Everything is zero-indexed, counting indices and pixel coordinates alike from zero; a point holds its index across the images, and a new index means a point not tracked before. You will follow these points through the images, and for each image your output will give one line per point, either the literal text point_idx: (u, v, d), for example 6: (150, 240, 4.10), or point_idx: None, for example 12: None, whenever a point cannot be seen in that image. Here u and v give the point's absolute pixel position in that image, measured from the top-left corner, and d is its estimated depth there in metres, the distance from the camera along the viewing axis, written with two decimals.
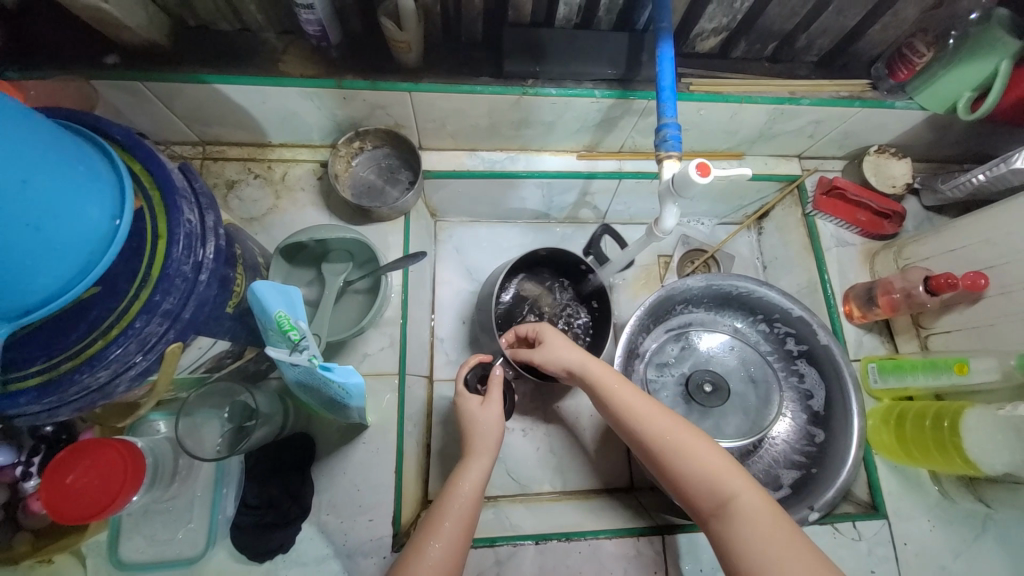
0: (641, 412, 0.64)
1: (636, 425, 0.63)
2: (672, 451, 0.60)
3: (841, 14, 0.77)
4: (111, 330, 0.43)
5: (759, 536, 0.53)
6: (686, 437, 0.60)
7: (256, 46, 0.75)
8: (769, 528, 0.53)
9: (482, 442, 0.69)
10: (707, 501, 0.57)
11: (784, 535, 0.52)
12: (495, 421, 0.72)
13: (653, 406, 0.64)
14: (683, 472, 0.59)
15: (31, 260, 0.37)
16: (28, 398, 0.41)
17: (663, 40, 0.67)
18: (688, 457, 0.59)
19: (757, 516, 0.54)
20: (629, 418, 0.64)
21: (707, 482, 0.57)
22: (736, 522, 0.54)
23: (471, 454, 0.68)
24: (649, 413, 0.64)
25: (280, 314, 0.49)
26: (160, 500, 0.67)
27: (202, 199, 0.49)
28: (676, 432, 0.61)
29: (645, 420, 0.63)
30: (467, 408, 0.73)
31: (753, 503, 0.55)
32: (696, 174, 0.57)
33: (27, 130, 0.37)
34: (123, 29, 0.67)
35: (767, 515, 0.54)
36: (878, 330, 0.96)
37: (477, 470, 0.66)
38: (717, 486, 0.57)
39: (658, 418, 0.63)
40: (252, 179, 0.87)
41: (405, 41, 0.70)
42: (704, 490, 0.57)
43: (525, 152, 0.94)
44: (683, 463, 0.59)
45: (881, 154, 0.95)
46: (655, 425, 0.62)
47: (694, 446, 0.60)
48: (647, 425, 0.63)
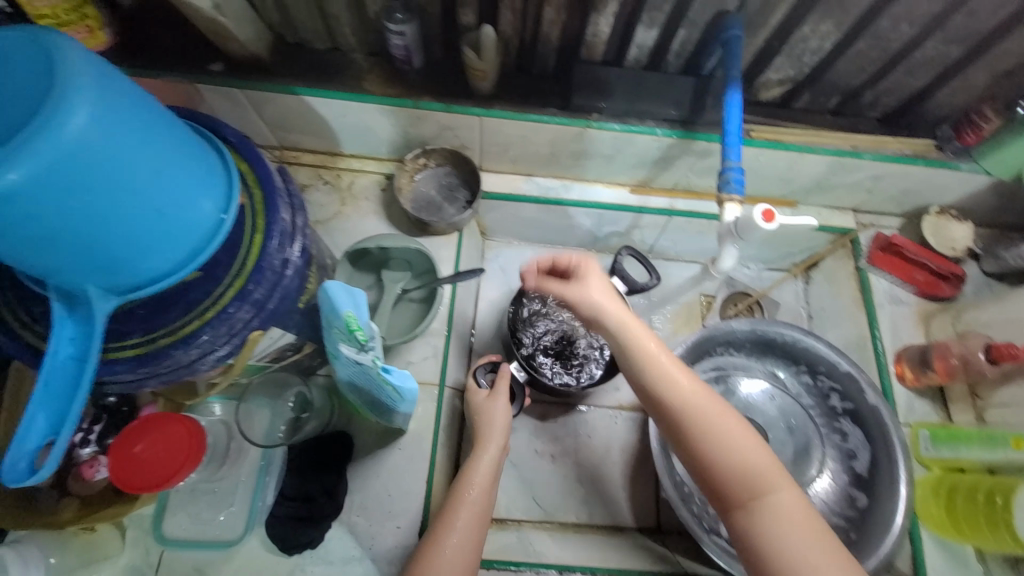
0: (689, 395, 0.62)
1: (682, 407, 0.61)
2: (719, 440, 0.59)
3: (910, 74, 0.78)
4: (205, 313, 0.47)
5: (788, 531, 0.56)
6: (733, 428, 0.60)
7: (344, 65, 0.81)
8: (799, 524, 0.56)
9: (488, 433, 0.71)
10: (741, 492, 0.59)
11: (812, 532, 0.56)
12: (504, 411, 0.74)
13: (700, 390, 0.62)
14: (724, 462, 0.59)
15: (150, 241, 0.42)
16: (126, 366, 0.46)
17: (731, 88, 0.69)
18: (732, 448, 0.59)
19: (789, 512, 0.57)
20: (675, 399, 0.62)
21: (746, 474, 0.58)
22: (769, 516, 0.57)
23: (481, 444, 0.71)
24: (697, 397, 0.62)
25: (349, 315, 0.51)
26: (208, 479, 0.70)
27: (295, 200, 0.53)
28: (724, 421, 0.61)
29: (692, 403, 0.61)
30: (474, 402, 0.77)
31: (787, 502, 0.58)
32: (761, 219, 0.60)
33: (167, 128, 0.42)
34: (232, 41, 0.73)
35: (798, 513, 0.57)
36: (930, 395, 0.92)
37: (487, 460, 0.69)
38: (756, 480, 0.58)
39: (707, 404, 0.62)
40: (321, 185, 0.92)
41: (482, 70, 0.74)
42: (741, 481, 0.58)
43: (579, 182, 0.96)
44: (725, 452, 0.59)
45: (942, 216, 0.94)
46: (703, 411, 0.61)
47: (738, 438, 0.60)
48: (693, 409, 0.61)
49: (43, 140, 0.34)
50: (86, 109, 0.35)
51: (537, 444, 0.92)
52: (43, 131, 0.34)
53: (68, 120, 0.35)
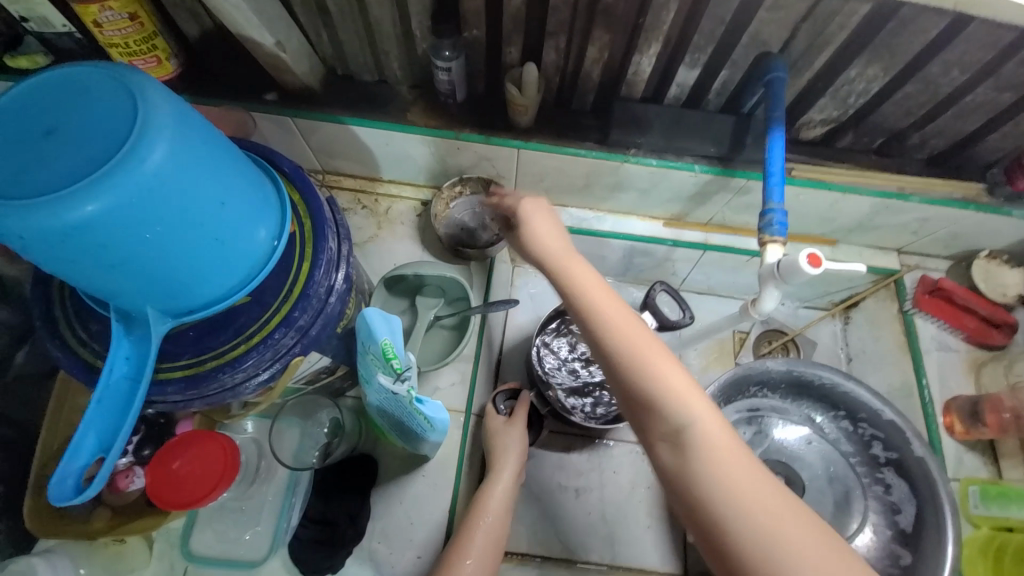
0: (612, 323, 0.54)
1: (603, 336, 0.54)
2: (639, 369, 0.51)
3: (961, 118, 0.76)
4: (252, 337, 0.49)
5: (715, 468, 0.48)
6: (658, 357, 0.52)
7: (389, 96, 0.84)
8: (730, 464, 0.48)
9: (503, 460, 0.71)
10: (663, 426, 0.51)
11: (742, 470, 0.48)
12: (519, 439, 0.73)
13: (627, 317, 0.54)
14: (644, 394, 0.51)
15: (208, 268, 0.44)
16: (175, 387, 0.48)
17: (774, 129, 0.69)
18: (655, 379, 0.51)
19: (719, 450, 0.48)
20: (597, 326, 0.54)
21: (669, 408, 0.50)
22: (693, 453, 0.49)
23: (495, 471, 0.70)
24: (621, 323, 0.54)
25: (387, 342, 0.52)
26: (237, 497, 0.71)
27: (342, 230, 0.55)
28: (647, 350, 0.52)
29: (615, 331, 0.53)
30: (490, 428, 0.75)
31: (716, 439, 0.49)
32: (807, 264, 0.58)
33: (230, 161, 0.44)
34: (286, 73, 0.77)
35: (728, 451, 0.48)
36: (982, 450, 0.86)
37: (501, 487, 0.68)
38: (676, 411, 0.50)
39: (630, 333, 0.53)
40: (360, 210, 0.95)
41: (524, 105, 0.76)
42: (665, 415, 0.50)
43: (613, 213, 0.97)
44: (645, 382, 0.51)
45: (992, 260, 0.91)
46: (625, 339, 0.53)
47: (664, 367, 0.51)
48: (615, 338, 0.53)
49: (122, 174, 0.36)
50: (162, 145, 0.38)
51: (561, 477, 0.91)
52: (123, 165, 0.36)
53: (147, 156, 0.37)
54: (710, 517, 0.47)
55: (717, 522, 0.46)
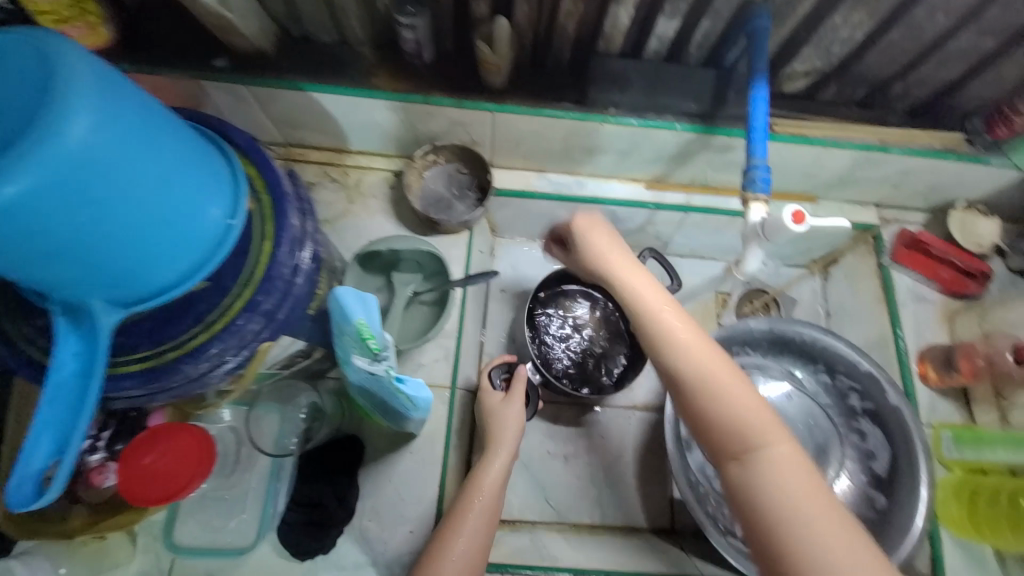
0: (684, 342, 0.57)
1: (676, 353, 0.57)
2: (711, 387, 0.55)
3: (944, 65, 0.74)
4: (213, 324, 0.46)
5: (786, 487, 0.50)
6: (726, 377, 0.55)
7: (351, 59, 0.78)
8: (800, 484, 0.50)
9: (501, 437, 0.70)
10: (734, 445, 0.53)
11: (812, 490, 0.50)
12: (517, 415, 0.72)
13: (698, 337, 0.58)
14: (716, 412, 0.54)
15: (156, 252, 0.41)
16: (133, 382, 0.44)
17: (758, 81, 0.66)
18: (726, 397, 0.54)
19: (789, 470, 0.51)
20: (669, 345, 0.57)
21: (742, 427, 0.53)
22: (764, 471, 0.51)
23: (492, 448, 0.70)
24: (692, 343, 0.57)
25: (362, 323, 0.49)
26: (218, 487, 0.69)
27: (304, 204, 0.52)
28: (718, 370, 0.55)
29: (688, 350, 0.57)
30: (488, 405, 0.75)
31: (786, 458, 0.52)
32: (790, 221, 0.58)
33: (170, 133, 0.40)
34: (236, 35, 0.71)
35: (798, 471, 0.51)
36: (953, 396, 0.90)
37: (498, 466, 0.68)
38: (748, 431, 0.53)
39: (702, 352, 0.56)
40: (328, 183, 0.90)
41: (496, 64, 0.71)
42: (738, 434, 0.53)
43: (593, 178, 0.94)
44: (717, 401, 0.54)
45: (970, 210, 0.90)
46: (700, 359, 0.56)
47: (736, 386, 0.55)
48: (687, 358, 0.56)
49: (44, 149, 0.32)
50: (88, 115, 0.34)
51: (550, 445, 0.91)
52: (43, 140, 0.32)
53: (68, 128, 0.33)
54: (778, 535, 0.49)
55: (788, 540, 0.48)
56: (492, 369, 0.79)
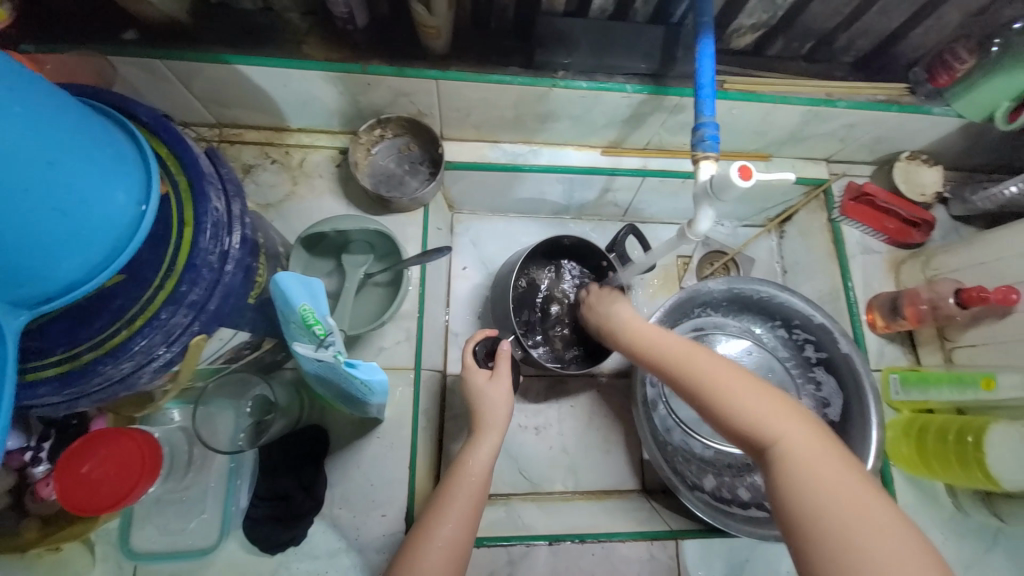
0: (682, 360, 0.60)
1: (676, 372, 0.60)
2: (712, 397, 0.56)
3: (885, 14, 0.74)
4: (135, 321, 0.43)
5: (810, 481, 0.49)
6: (727, 383, 0.56)
7: (279, 27, 0.72)
8: (820, 476, 0.49)
9: (492, 418, 0.68)
10: (753, 448, 0.54)
11: (837, 481, 0.48)
12: (505, 397, 0.70)
13: (695, 352, 0.60)
14: (726, 422, 0.55)
15: (55, 246, 0.37)
16: (48, 388, 0.42)
17: (704, 35, 0.65)
18: (731, 405, 0.55)
19: (806, 462, 0.50)
20: (670, 367, 0.61)
21: (752, 431, 0.54)
22: (780, 468, 0.51)
23: (480, 431, 0.67)
24: (691, 360, 0.60)
25: (306, 309, 0.47)
26: (174, 490, 0.67)
27: (228, 186, 0.49)
28: (719, 379, 0.57)
29: (686, 367, 0.59)
30: (474, 384, 0.71)
31: (805, 453, 0.51)
32: (737, 177, 0.56)
33: (54, 108, 0.36)
34: (144, 4, 0.64)
35: (820, 465, 0.50)
36: (900, 340, 0.94)
37: (488, 445, 0.66)
38: (758, 433, 0.53)
39: (698, 368, 0.59)
40: (269, 164, 0.85)
41: (434, 27, 0.67)
42: (753, 438, 0.54)
43: (549, 146, 0.91)
44: (724, 411, 0.55)
45: (912, 160, 0.93)
46: (699, 375, 0.59)
47: (737, 390, 0.56)
48: (687, 375, 0.59)
49: None
50: None
51: (521, 418, 0.92)
52: None
53: None
54: (804, 532, 0.47)
55: (813, 538, 0.46)
56: (475, 346, 0.75)
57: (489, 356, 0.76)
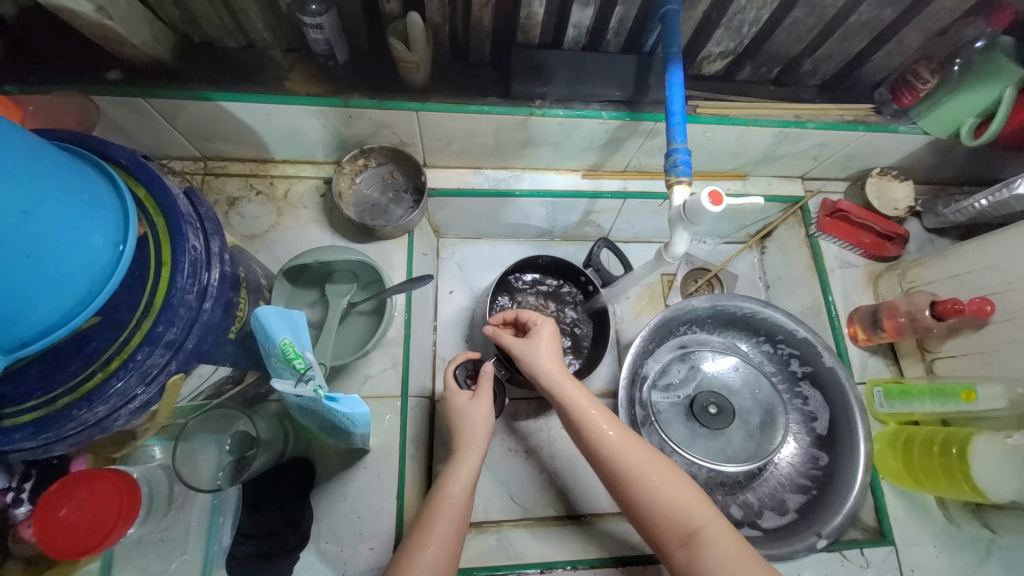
0: (613, 446, 0.62)
1: (610, 457, 0.62)
2: (640, 479, 0.60)
3: (846, 40, 0.77)
4: (110, 363, 0.43)
5: (731, 565, 0.56)
6: (655, 470, 0.61)
7: (261, 64, 0.74)
8: (734, 556, 0.56)
9: (469, 438, 0.67)
10: (676, 533, 0.59)
11: (748, 558, 0.56)
12: (486, 417, 0.69)
13: (623, 438, 0.63)
14: (654, 506, 0.59)
15: (30, 290, 0.37)
16: (25, 434, 0.42)
17: (672, 65, 0.67)
18: (658, 490, 0.60)
19: (723, 545, 0.57)
20: (603, 450, 0.62)
21: (678, 514, 0.59)
22: (706, 554, 0.57)
23: (460, 453, 0.66)
24: (624, 444, 0.62)
25: (285, 342, 0.47)
26: (153, 531, 0.65)
27: (207, 225, 0.50)
28: (645, 465, 0.61)
29: (617, 453, 0.62)
30: (455, 403, 0.71)
31: (720, 533, 0.58)
32: (708, 202, 0.58)
33: (26, 156, 0.36)
34: (127, 46, 0.66)
35: (732, 541, 0.57)
36: (882, 353, 0.95)
37: (467, 467, 0.64)
38: (685, 518, 0.58)
39: (628, 452, 0.62)
40: (254, 197, 0.86)
41: (414, 62, 0.69)
42: (678, 523, 0.59)
43: (530, 171, 0.93)
44: (652, 493, 0.60)
45: (883, 177, 0.95)
46: (627, 463, 0.61)
47: (663, 481, 0.60)
48: (621, 458, 0.61)
49: None
50: None
51: (512, 442, 0.91)
52: None
53: None
54: None
55: None
56: (455, 369, 0.76)
57: (469, 377, 0.77)
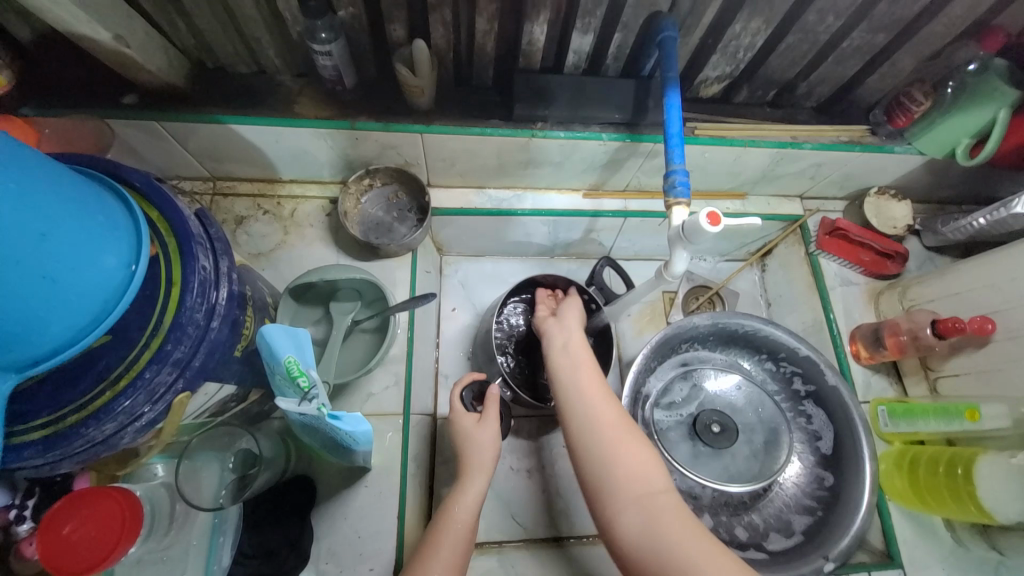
0: (590, 393, 0.63)
1: (585, 404, 0.62)
2: (607, 429, 0.60)
3: (840, 65, 0.79)
4: (118, 381, 0.44)
5: (680, 531, 0.54)
6: (626, 428, 0.61)
7: (271, 88, 0.77)
8: (686, 525, 0.54)
9: (477, 460, 0.67)
10: (631, 490, 0.57)
11: (699, 533, 0.54)
12: (495, 439, 0.69)
13: (602, 390, 0.63)
14: (616, 460, 0.58)
15: (43, 310, 0.38)
16: (32, 451, 0.42)
17: (670, 89, 0.69)
18: (624, 445, 0.59)
19: (676, 513, 0.55)
20: (580, 395, 0.63)
21: (638, 472, 0.58)
22: (658, 514, 0.55)
23: (466, 474, 0.66)
24: (601, 397, 0.63)
25: (290, 359, 0.48)
26: (154, 549, 0.64)
27: (216, 245, 0.52)
28: (618, 420, 0.61)
29: (594, 401, 0.62)
30: (461, 426, 0.71)
31: (674, 502, 0.56)
32: (706, 223, 0.59)
33: (47, 181, 0.38)
34: (143, 72, 0.69)
35: (686, 515, 0.56)
36: (886, 371, 0.95)
37: (473, 491, 0.64)
38: (643, 478, 0.57)
39: (602, 406, 0.62)
40: (261, 216, 0.87)
41: (418, 87, 0.72)
42: (635, 481, 0.57)
43: (531, 191, 0.95)
44: (617, 446, 0.59)
45: (881, 196, 0.96)
46: (602, 412, 0.61)
47: (631, 439, 0.60)
48: (596, 407, 0.62)
49: None
50: None
51: (513, 461, 0.91)
52: None
53: None
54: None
55: None
56: (462, 391, 0.75)
57: (477, 399, 0.76)
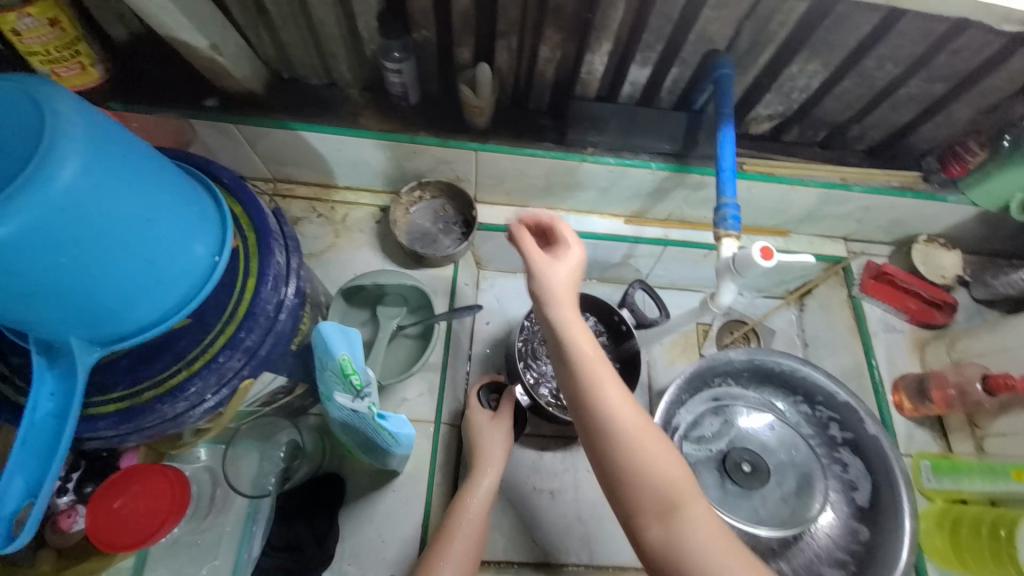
0: (607, 398, 0.54)
1: (601, 409, 0.54)
2: (629, 440, 0.53)
3: (894, 110, 0.80)
4: (194, 363, 0.47)
5: (706, 547, 0.51)
6: (650, 437, 0.54)
7: (339, 100, 0.82)
8: (715, 544, 0.51)
9: (489, 455, 0.68)
10: (655, 505, 0.52)
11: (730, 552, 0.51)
12: (506, 437, 0.71)
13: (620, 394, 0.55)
14: (640, 474, 0.53)
15: (136, 291, 0.42)
16: (107, 423, 0.46)
17: (724, 125, 0.71)
18: (648, 458, 0.53)
19: (705, 529, 0.52)
20: (595, 400, 0.54)
21: (663, 485, 0.52)
22: (685, 531, 0.52)
23: (478, 470, 0.67)
24: (619, 400, 0.54)
25: (344, 357, 0.49)
26: (192, 531, 0.67)
27: (290, 242, 0.54)
28: (640, 427, 0.54)
29: (612, 408, 0.54)
30: (475, 422, 0.72)
31: (702, 516, 0.52)
32: (759, 257, 0.60)
33: (157, 172, 0.42)
34: (228, 78, 0.74)
35: (715, 528, 0.52)
36: (930, 425, 0.91)
37: (487, 484, 0.66)
38: (670, 493, 0.53)
39: (622, 409, 0.54)
40: (315, 218, 0.91)
41: (479, 106, 0.76)
42: (660, 495, 0.52)
43: (575, 213, 0.97)
44: (641, 458, 0.53)
45: (931, 244, 0.96)
46: (620, 420, 0.54)
47: (654, 449, 0.54)
48: (614, 413, 0.54)
49: (34, 193, 0.34)
50: (76, 161, 0.35)
51: (536, 480, 0.90)
52: (33, 183, 0.34)
53: (57, 172, 0.34)
54: None
55: None
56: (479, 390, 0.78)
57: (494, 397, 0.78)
